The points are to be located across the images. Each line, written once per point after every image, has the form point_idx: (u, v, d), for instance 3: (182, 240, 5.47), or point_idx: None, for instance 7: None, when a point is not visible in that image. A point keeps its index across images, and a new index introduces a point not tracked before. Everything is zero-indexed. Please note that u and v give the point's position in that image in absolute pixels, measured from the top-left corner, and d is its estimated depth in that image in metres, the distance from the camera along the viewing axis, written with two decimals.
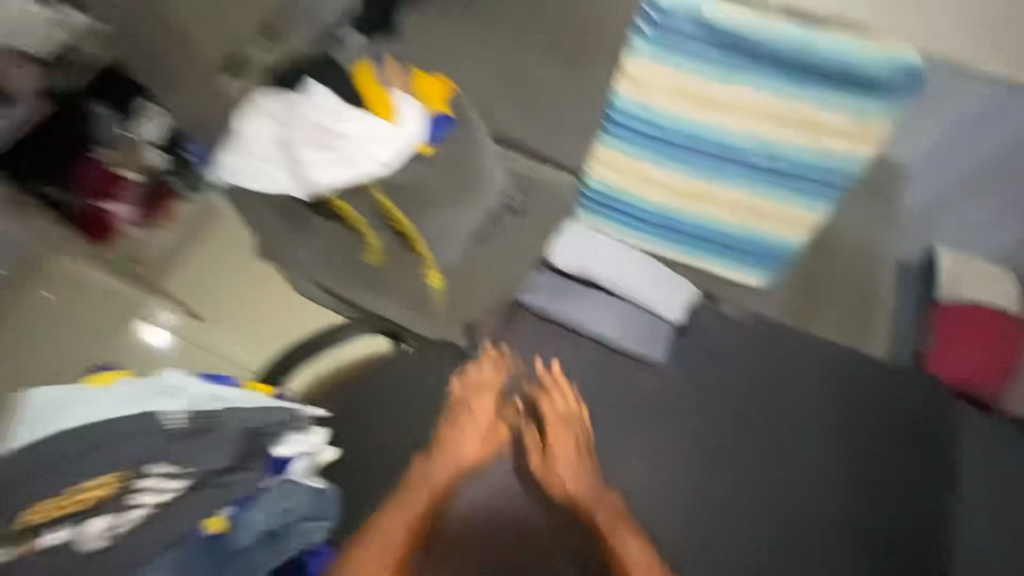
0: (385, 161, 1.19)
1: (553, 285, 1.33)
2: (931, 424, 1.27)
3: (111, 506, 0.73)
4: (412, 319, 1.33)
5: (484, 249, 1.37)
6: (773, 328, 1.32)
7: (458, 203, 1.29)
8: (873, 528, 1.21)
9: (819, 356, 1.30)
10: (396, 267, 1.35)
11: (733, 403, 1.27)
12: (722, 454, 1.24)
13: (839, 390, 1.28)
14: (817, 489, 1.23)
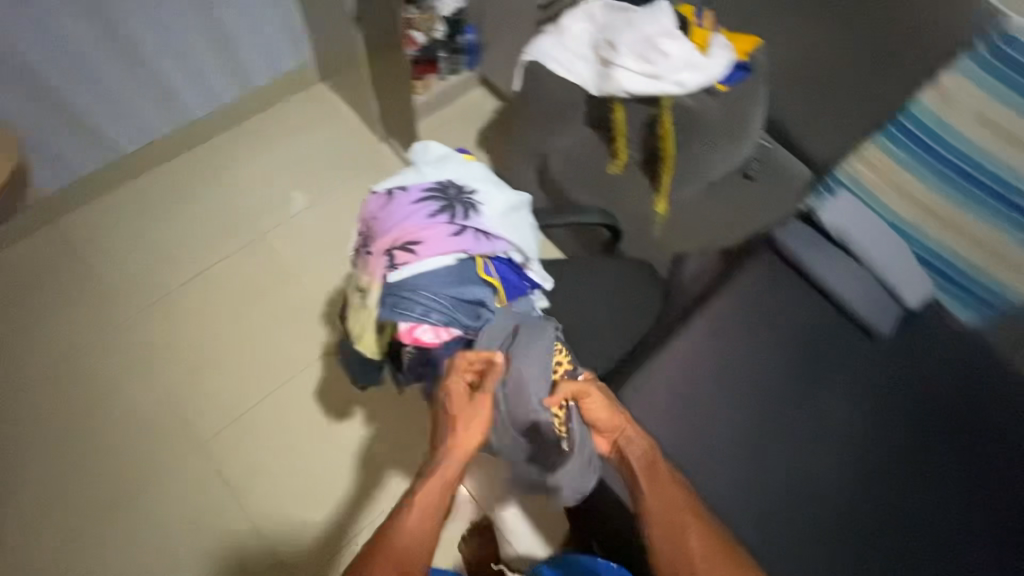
0: (686, 85, 1.34)
1: (809, 236, 1.24)
2: (978, 400, 1.22)
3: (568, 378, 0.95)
4: (630, 230, 1.52)
5: (708, 197, 1.57)
6: (924, 331, 1.25)
7: (711, 147, 1.46)
8: (938, 497, 1.16)
9: (926, 340, 1.24)
10: (628, 185, 1.55)
11: (852, 381, 1.21)
12: (833, 425, 1.19)
13: (919, 373, 1.22)
14: (900, 463, 1.18)
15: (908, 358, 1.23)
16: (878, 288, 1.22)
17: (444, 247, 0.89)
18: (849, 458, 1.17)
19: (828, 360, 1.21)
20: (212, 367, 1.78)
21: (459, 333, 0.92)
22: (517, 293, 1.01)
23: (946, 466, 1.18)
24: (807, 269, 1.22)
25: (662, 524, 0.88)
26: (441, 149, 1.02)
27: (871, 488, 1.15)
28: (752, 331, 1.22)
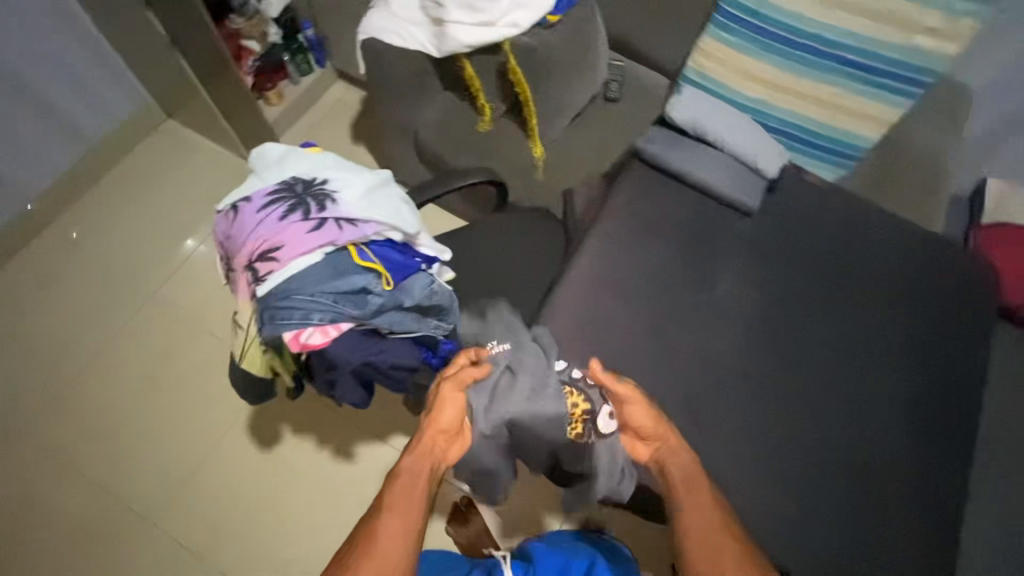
0: (521, 25, 1.33)
1: (663, 134, 1.23)
2: (872, 239, 1.22)
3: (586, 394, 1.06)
4: (515, 180, 1.54)
5: (580, 129, 1.60)
6: (806, 191, 1.25)
7: (565, 79, 1.47)
8: (865, 343, 1.14)
9: (812, 198, 1.24)
10: (501, 138, 1.56)
11: (753, 257, 1.19)
12: (746, 308, 1.16)
13: (812, 234, 1.21)
14: (820, 324, 1.15)
15: (786, 231, 1.21)
16: (738, 166, 1.20)
17: (307, 245, 0.86)
18: (770, 334, 1.15)
19: (721, 245, 1.18)
20: (141, 443, 1.67)
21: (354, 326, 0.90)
22: (404, 270, 1.00)
23: (865, 312, 1.16)
24: (671, 168, 1.20)
25: (692, 528, 0.85)
26: (279, 149, 0.98)
27: (798, 356, 1.13)
28: (633, 242, 1.18)
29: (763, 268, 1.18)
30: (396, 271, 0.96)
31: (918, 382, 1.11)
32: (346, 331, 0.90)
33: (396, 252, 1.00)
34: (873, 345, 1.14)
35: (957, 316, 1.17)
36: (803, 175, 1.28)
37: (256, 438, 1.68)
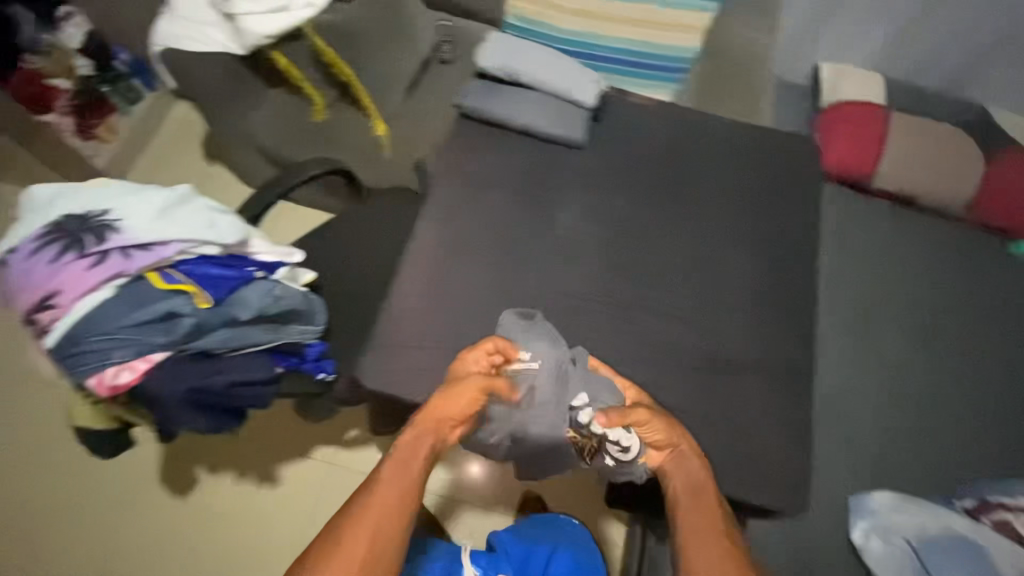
0: (317, 3, 1.26)
1: (482, 84, 1.21)
2: (704, 141, 1.25)
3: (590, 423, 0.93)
4: (364, 164, 1.47)
5: (422, 96, 1.53)
6: (635, 110, 1.26)
7: (387, 45, 1.41)
8: (717, 243, 1.16)
9: (642, 115, 1.26)
10: (341, 124, 1.49)
11: (595, 184, 1.19)
12: (599, 234, 1.15)
13: (647, 148, 1.22)
14: (671, 234, 1.17)
15: (618, 155, 1.21)
16: (558, 102, 1.20)
17: (88, 283, 0.85)
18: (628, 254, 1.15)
19: (558, 176, 1.18)
20: (48, 527, 1.56)
21: (170, 353, 0.89)
22: (229, 283, 0.97)
23: (712, 214, 1.19)
24: (495, 118, 1.19)
25: (699, 538, 0.82)
26: (52, 189, 0.93)
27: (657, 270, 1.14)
28: (469, 199, 1.15)
29: (601, 196, 1.18)
30: (211, 288, 0.94)
31: (765, 270, 1.15)
32: (165, 360, 0.89)
33: (216, 267, 0.97)
34: (719, 244, 1.17)
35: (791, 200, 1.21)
36: (627, 96, 1.29)
37: (170, 488, 1.60)
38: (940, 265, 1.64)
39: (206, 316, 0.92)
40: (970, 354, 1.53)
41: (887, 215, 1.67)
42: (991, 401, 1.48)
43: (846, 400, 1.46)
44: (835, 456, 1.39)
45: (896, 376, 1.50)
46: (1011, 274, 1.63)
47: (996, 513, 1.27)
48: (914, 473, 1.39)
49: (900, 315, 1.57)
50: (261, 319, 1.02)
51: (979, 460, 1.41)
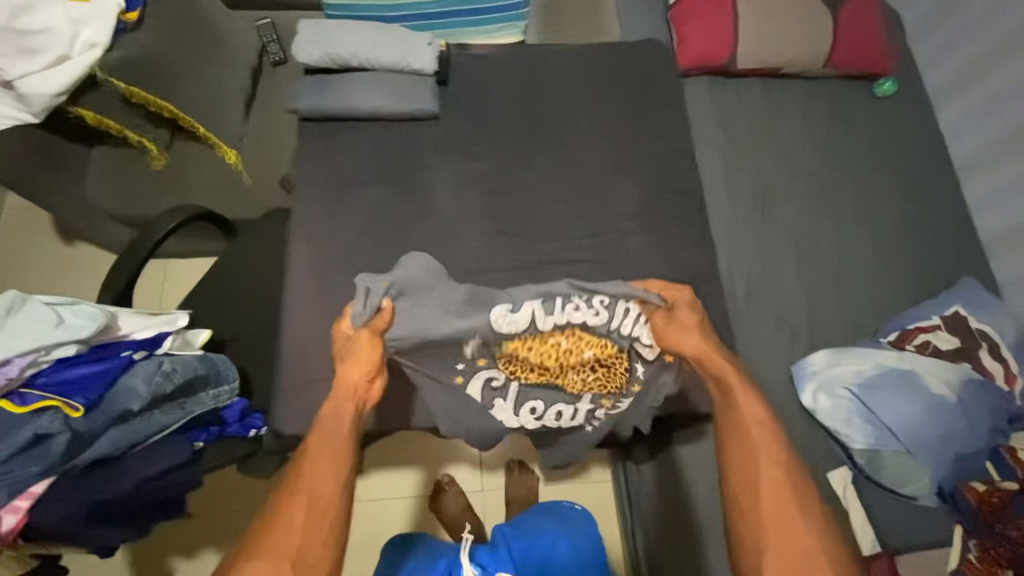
0: (102, 41, 1.13)
1: (314, 80, 1.12)
2: (558, 75, 1.23)
3: (625, 325, 1.02)
4: (228, 197, 1.37)
5: (265, 108, 1.42)
6: (484, 61, 1.22)
7: (203, 62, 1.28)
8: (598, 173, 1.16)
9: (490, 65, 1.22)
10: (185, 163, 1.36)
11: (464, 151, 1.15)
12: (484, 199, 1.13)
13: (504, 99, 1.19)
14: (553, 178, 1.15)
15: (478, 114, 1.17)
16: (398, 76, 1.12)
17: None
18: (518, 209, 1.13)
19: (426, 154, 1.14)
20: None
21: (55, 477, 0.83)
22: (98, 380, 0.89)
23: (586, 145, 1.18)
24: (337, 112, 1.11)
25: (746, 456, 0.81)
26: None
27: (551, 217, 1.13)
28: (340, 203, 1.09)
29: (473, 161, 1.15)
30: (77, 393, 0.85)
31: (650, 185, 1.16)
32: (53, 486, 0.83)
33: (81, 367, 0.89)
34: (600, 173, 1.16)
35: (656, 110, 1.22)
36: (469, 50, 1.24)
37: None
38: (816, 126, 1.71)
39: (80, 426, 0.85)
40: (861, 201, 1.64)
41: (756, 95, 1.72)
42: (887, 238, 1.60)
43: (765, 278, 1.53)
44: (769, 332, 1.46)
45: (803, 242, 1.58)
46: (878, 117, 1.73)
47: (917, 337, 1.38)
48: (839, 324, 1.48)
49: (794, 185, 1.64)
50: (155, 404, 0.95)
51: (892, 294, 1.52)
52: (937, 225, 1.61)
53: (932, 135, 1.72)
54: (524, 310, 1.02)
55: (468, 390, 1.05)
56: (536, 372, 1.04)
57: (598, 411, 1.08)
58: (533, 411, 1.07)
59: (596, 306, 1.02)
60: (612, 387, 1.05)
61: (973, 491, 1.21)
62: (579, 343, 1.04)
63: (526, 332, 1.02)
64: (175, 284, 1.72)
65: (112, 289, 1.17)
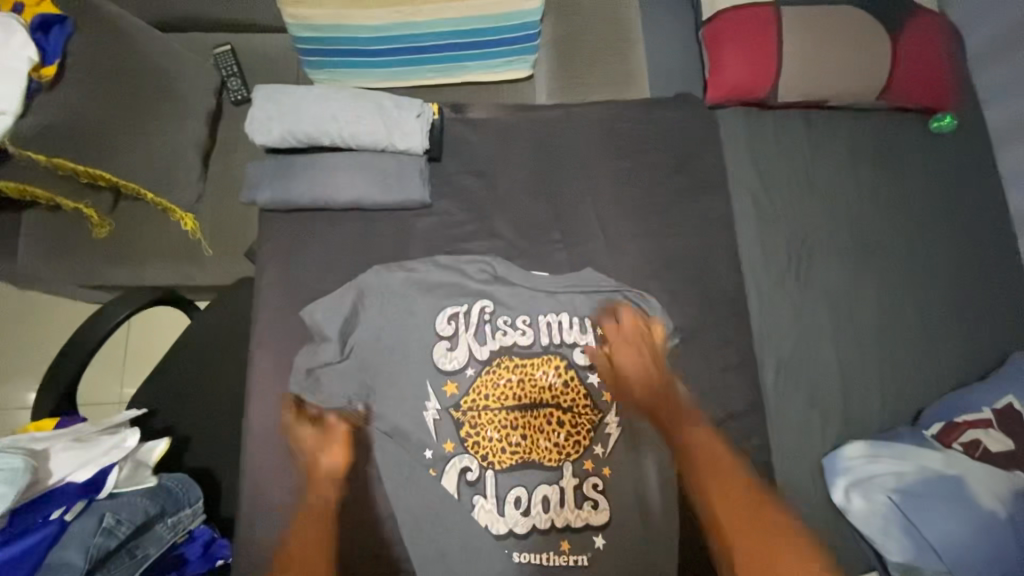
0: (10, 107, 0.90)
1: (279, 163, 0.93)
2: (575, 144, 1.03)
3: (558, 333, 0.93)
4: (186, 268, 1.18)
5: (228, 159, 1.21)
6: (487, 128, 1.02)
7: (149, 117, 1.07)
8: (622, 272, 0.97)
9: (493, 133, 1.02)
10: (137, 229, 1.17)
11: (459, 244, 0.96)
12: None
13: (509, 175, 1.00)
14: None
15: (477, 198, 0.98)
16: (381, 158, 0.93)
17: None
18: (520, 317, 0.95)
19: (417, 248, 0.95)
20: None
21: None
22: (18, 566, 0.77)
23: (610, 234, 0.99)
24: (307, 202, 0.92)
25: (734, 536, 0.84)
26: None
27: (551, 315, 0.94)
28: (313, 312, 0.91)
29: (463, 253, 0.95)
30: None
31: (683, 287, 0.98)
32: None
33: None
34: (625, 269, 0.98)
35: (691, 192, 1.02)
36: (469, 111, 1.04)
37: None
38: (864, 171, 1.50)
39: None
40: (909, 259, 1.45)
41: (795, 131, 1.51)
42: (936, 304, 1.43)
43: (797, 352, 1.37)
44: (798, 418, 1.32)
45: (842, 308, 1.41)
46: (932, 159, 1.52)
47: (964, 434, 1.24)
48: (877, 407, 1.34)
49: (835, 238, 1.45)
50: (94, 568, 0.83)
51: (934, 371, 1.38)
52: (990, 291, 1.44)
53: (991, 181, 1.52)
54: (461, 347, 0.91)
55: (444, 484, 0.88)
56: (498, 445, 0.89)
57: (592, 482, 0.89)
58: (518, 503, 0.88)
59: (521, 325, 0.92)
60: (586, 434, 0.90)
61: None
62: (528, 371, 0.91)
63: (471, 376, 0.90)
64: (143, 352, 1.55)
65: (53, 393, 1.03)
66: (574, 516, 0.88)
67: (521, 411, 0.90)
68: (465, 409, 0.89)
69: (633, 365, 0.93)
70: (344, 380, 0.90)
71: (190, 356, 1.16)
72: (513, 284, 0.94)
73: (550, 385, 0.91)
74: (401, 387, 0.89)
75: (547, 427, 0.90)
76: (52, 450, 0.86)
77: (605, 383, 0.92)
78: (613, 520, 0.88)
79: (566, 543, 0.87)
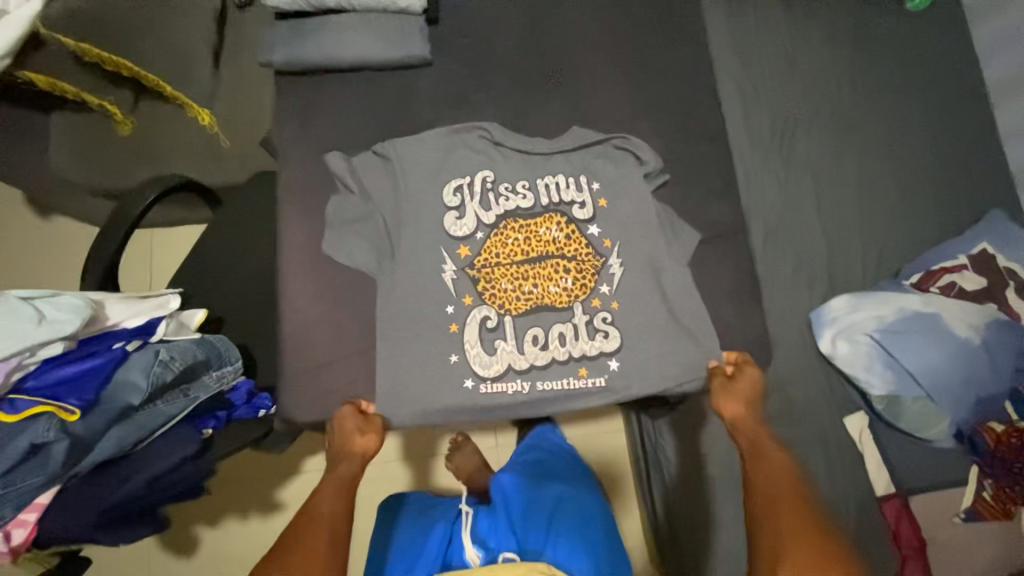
0: None
1: (291, 27, 1.01)
2: (562, 8, 1.10)
3: (556, 194, 0.98)
4: (207, 163, 1.26)
5: (237, 60, 1.29)
6: None
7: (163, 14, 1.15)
8: (611, 119, 1.06)
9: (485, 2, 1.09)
10: (157, 128, 1.24)
11: (460, 102, 1.04)
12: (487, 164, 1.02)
13: (502, 39, 1.08)
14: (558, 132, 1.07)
15: (474, 61, 1.06)
16: (383, 19, 1.00)
17: None
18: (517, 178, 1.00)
19: (421, 106, 1.03)
20: None
21: (60, 485, 0.80)
22: (92, 377, 0.85)
23: (597, 88, 1.07)
24: (318, 63, 1.00)
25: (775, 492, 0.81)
26: None
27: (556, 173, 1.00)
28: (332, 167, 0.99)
29: (458, 130, 1.01)
30: (72, 395, 0.82)
31: (667, 131, 1.06)
32: (60, 493, 0.81)
33: (72, 366, 0.85)
34: (614, 118, 1.06)
35: (672, 47, 1.10)
36: None
37: (169, 546, 1.50)
38: (843, 51, 1.56)
39: (78, 429, 0.81)
40: (889, 132, 1.53)
41: (775, 16, 1.57)
42: (914, 172, 1.50)
43: (783, 221, 1.45)
44: (787, 279, 1.41)
45: (824, 180, 1.49)
46: (909, 36, 1.58)
47: (941, 279, 1.33)
48: (861, 266, 1.43)
49: (816, 117, 1.53)
50: (155, 396, 0.92)
51: (914, 231, 1.46)
52: (967, 157, 1.52)
53: (967, 54, 1.58)
54: (468, 215, 0.96)
55: (463, 335, 0.93)
56: (513, 294, 0.93)
57: (602, 316, 0.95)
58: (536, 341, 0.93)
59: (520, 190, 0.98)
60: (591, 277, 0.96)
61: (990, 431, 1.21)
62: (533, 229, 0.96)
63: (482, 239, 0.95)
64: (168, 256, 1.67)
65: (95, 270, 1.12)
66: (589, 347, 0.94)
67: (530, 265, 0.94)
68: (480, 267, 0.95)
69: (628, 208, 0.99)
70: (360, 250, 0.97)
71: (217, 241, 1.25)
72: (512, 156, 1.00)
73: (554, 239, 0.96)
74: (422, 253, 0.95)
75: (555, 275, 0.95)
76: (108, 299, 0.96)
77: (604, 232, 0.97)
78: (624, 344, 0.95)
79: (583, 369, 0.93)
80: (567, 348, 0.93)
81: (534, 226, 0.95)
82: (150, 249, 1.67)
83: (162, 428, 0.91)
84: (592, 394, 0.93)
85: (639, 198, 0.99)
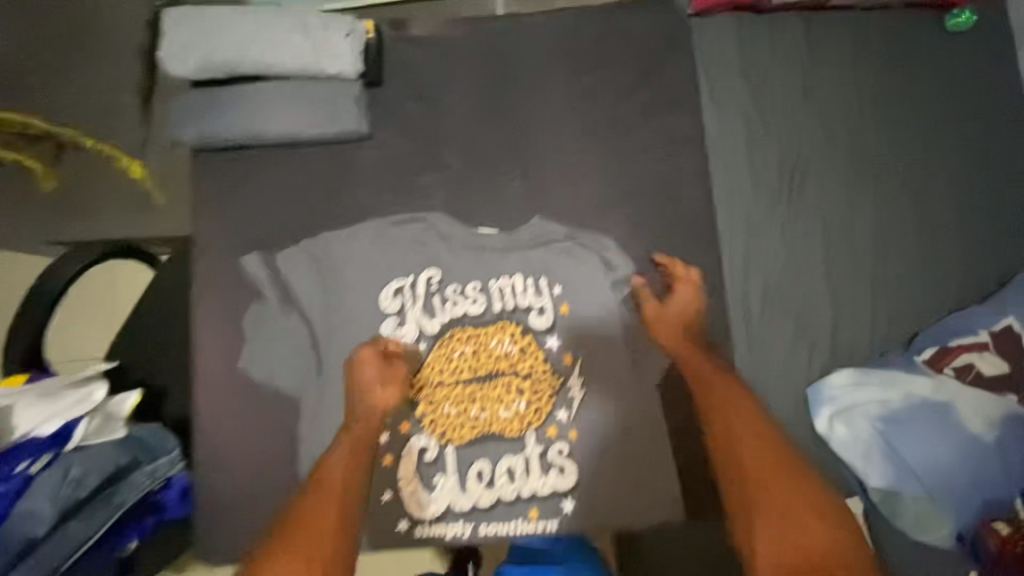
0: None
1: (236, 98, 1.07)
2: None
3: (512, 300, 1.09)
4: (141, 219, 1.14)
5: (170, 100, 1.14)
6: None
7: None
8: None
9: None
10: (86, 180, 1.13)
11: None
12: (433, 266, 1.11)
13: None
14: None
15: None
16: (315, 87, 1.08)
17: None
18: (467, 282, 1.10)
19: None
20: None
21: None
22: None
23: None
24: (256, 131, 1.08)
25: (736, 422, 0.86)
26: None
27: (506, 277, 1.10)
28: None
29: (402, 224, 1.12)
30: None
31: None
32: None
33: None
34: None
35: None
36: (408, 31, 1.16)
37: None
38: (870, 79, 1.36)
39: None
40: (914, 178, 1.35)
41: (794, 36, 1.36)
42: (939, 226, 1.33)
43: (786, 281, 1.30)
44: (784, 348, 1.27)
45: (837, 233, 1.32)
46: (946, 61, 1.37)
47: (957, 359, 1.19)
48: (869, 334, 1.29)
49: (833, 159, 1.34)
50: (68, 517, 0.86)
51: (931, 294, 1.31)
52: (1003, 209, 1.34)
53: (1011, 83, 1.37)
54: (409, 322, 1.09)
55: (406, 452, 1.06)
56: (457, 421, 1.06)
57: (557, 448, 1.06)
58: (482, 477, 1.05)
59: (471, 294, 1.09)
60: (547, 397, 1.06)
61: (996, 535, 1.08)
62: (483, 340, 1.08)
63: (426, 349, 1.08)
64: (108, 307, 1.51)
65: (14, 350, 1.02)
66: (541, 485, 1.05)
67: (479, 385, 1.07)
68: (421, 387, 1.07)
69: (592, 309, 1.09)
70: (296, 350, 1.10)
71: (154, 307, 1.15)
72: (464, 262, 1.10)
73: (506, 352, 1.08)
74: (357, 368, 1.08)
75: (507, 396, 1.06)
76: (24, 402, 0.89)
77: (563, 346, 1.08)
78: (577, 485, 1.05)
79: (534, 510, 1.05)
80: (510, 470, 1.05)
81: (483, 340, 1.08)
82: (89, 299, 1.51)
83: (80, 548, 0.86)
84: (540, 536, 1.04)
85: (599, 299, 1.09)
